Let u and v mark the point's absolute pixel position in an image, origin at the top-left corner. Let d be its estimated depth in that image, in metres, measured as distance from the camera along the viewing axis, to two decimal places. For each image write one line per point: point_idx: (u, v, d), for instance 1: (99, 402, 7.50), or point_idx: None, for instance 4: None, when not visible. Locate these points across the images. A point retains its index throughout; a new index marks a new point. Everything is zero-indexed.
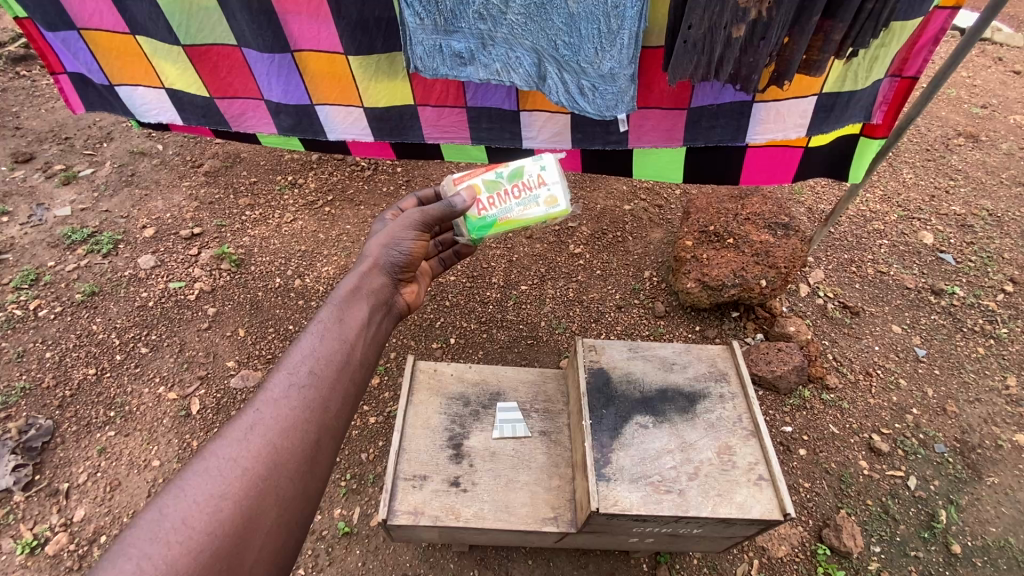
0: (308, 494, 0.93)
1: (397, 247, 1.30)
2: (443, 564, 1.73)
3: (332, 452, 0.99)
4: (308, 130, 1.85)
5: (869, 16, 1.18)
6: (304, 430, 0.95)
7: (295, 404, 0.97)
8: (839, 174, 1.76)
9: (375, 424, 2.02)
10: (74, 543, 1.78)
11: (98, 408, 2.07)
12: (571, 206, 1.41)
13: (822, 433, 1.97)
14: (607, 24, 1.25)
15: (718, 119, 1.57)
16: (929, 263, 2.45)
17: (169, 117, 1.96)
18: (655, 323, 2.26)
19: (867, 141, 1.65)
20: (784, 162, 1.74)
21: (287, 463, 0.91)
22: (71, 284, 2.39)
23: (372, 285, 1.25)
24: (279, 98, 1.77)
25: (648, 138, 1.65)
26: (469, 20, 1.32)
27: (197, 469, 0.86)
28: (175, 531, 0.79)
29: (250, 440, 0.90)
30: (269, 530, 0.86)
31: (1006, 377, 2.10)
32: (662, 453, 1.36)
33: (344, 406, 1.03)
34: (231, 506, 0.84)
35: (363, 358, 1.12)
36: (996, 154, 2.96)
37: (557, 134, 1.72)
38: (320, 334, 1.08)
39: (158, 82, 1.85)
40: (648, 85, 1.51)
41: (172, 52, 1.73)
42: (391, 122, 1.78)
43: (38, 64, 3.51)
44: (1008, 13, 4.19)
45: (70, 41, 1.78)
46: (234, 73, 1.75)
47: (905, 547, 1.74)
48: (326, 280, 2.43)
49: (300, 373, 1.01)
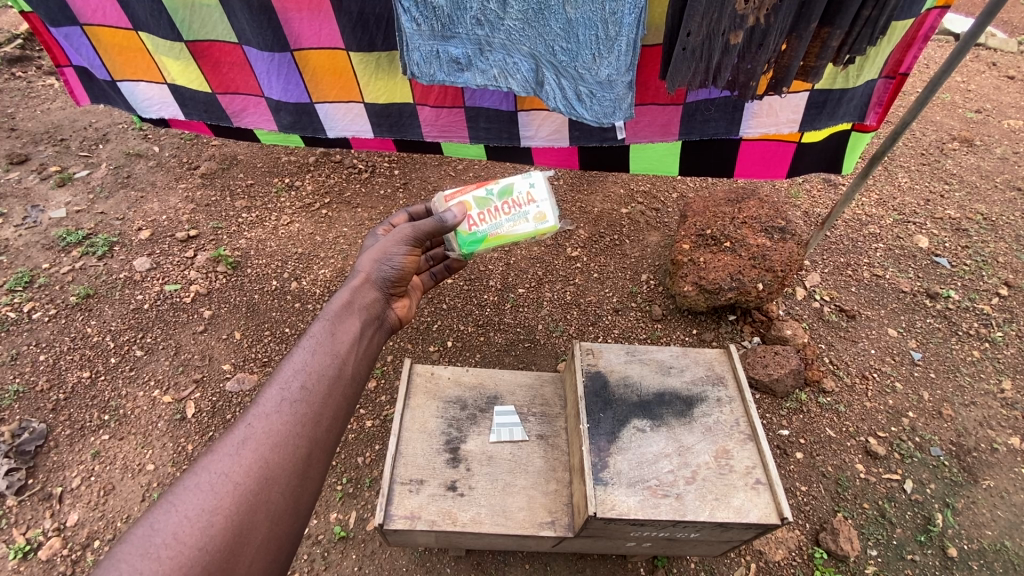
0: (299, 508, 0.92)
1: (389, 262, 1.30)
2: (440, 568, 1.72)
3: (323, 465, 0.98)
4: (308, 128, 1.85)
5: (866, 23, 1.19)
6: (295, 445, 0.95)
7: (286, 419, 0.96)
8: (831, 167, 1.76)
9: (372, 428, 2.01)
10: (67, 548, 1.76)
11: (91, 411, 2.05)
12: (559, 222, 1.44)
13: (819, 436, 1.98)
14: (605, 30, 1.26)
15: (715, 111, 1.56)
16: (924, 267, 2.46)
17: (170, 113, 1.96)
18: (652, 326, 2.26)
19: (858, 136, 1.65)
20: (777, 156, 1.74)
21: (279, 477, 0.91)
22: (66, 286, 2.38)
23: (365, 299, 1.25)
24: (279, 96, 1.77)
25: (644, 133, 1.65)
26: (466, 25, 1.33)
27: (189, 484, 0.86)
28: (166, 546, 0.79)
29: (242, 455, 0.90)
30: (261, 545, 0.86)
31: (1002, 380, 2.10)
32: (660, 457, 1.36)
33: (336, 420, 1.02)
34: (222, 521, 0.84)
35: (356, 372, 1.11)
36: (991, 158, 2.97)
37: (554, 131, 1.72)
38: (311, 348, 1.08)
39: (160, 77, 1.84)
40: (645, 82, 1.51)
41: (173, 48, 1.72)
42: (392, 118, 1.77)
43: (34, 65, 3.50)
44: (1002, 19, 4.22)
45: (72, 37, 1.78)
46: (235, 69, 1.75)
47: (902, 551, 1.74)
48: (323, 282, 2.43)
49: (293, 388, 1.00)
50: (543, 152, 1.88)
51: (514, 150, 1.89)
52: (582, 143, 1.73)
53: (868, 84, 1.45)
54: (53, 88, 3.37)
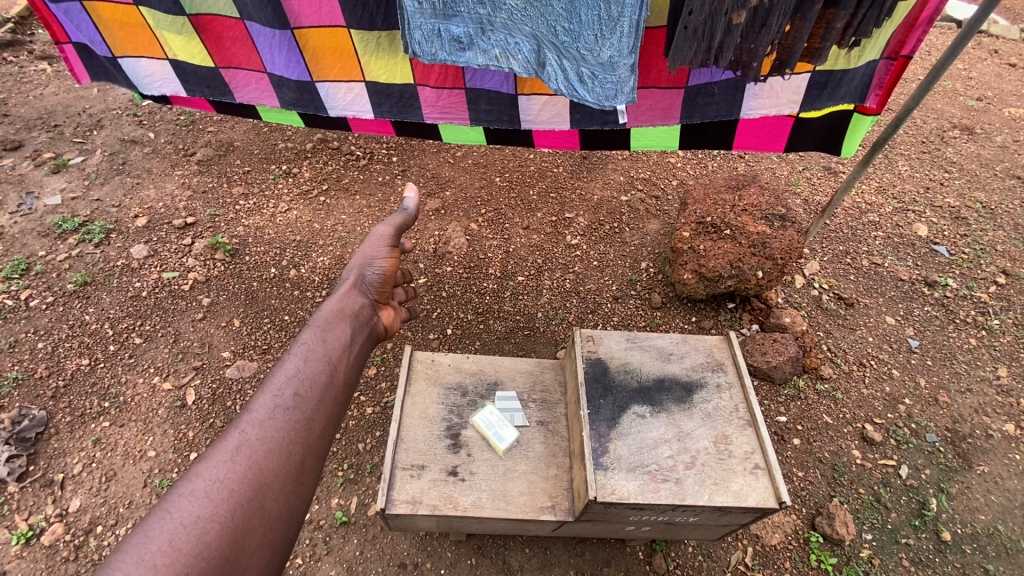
0: (294, 513, 0.95)
1: (371, 267, 1.44)
2: (440, 553, 1.74)
3: (317, 471, 1.02)
4: (309, 105, 1.83)
5: (873, 5, 1.18)
6: (289, 450, 0.99)
7: (281, 424, 1.01)
8: (831, 148, 1.72)
9: (372, 415, 2.02)
10: (69, 533, 1.77)
11: (91, 398, 2.05)
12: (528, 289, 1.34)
13: (815, 423, 1.99)
14: (607, 10, 1.24)
15: (716, 93, 1.55)
16: (923, 255, 2.47)
17: (172, 90, 1.93)
18: (652, 314, 2.26)
19: (858, 118, 1.60)
20: (776, 129, 1.70)
21: (273, 483, 0.94)
22: (63, 274, 2.36)
23: (354, 303, 1.37)
24: (281, 72, 1.75)
25: (645, 117, 1.64)
26: (468, 3, 1.31)
27: (183, 492, 0.89)
28: (162, 553, 0.81)
29: (237, 461, 0.94)
30: (255, 550, 0.88)
31: (997, 367, 2.12)
32: (659, 442, 1.36)
33: (328, 426, 1.08)
34: (218, 526, 0.86)
35: (345, 380, 1.18)
36: (991, 146, 2.97)
37: (555, 114, 1.70)
38: (304, 355, 1.15)
39: (162, 53, 1.81)
40: (647, 64, 1.49)
41: (174, 24, 1.70)
42: (394, 97, 1.75)
43: (25, 50, 3.44)
44: (1004, 6, 4.20)
45: (72, 13, 1.74)
46: (237, 44, 1.73)
47: (896, 535, 1.77)
48: (323, 271, 2.42)
49: (286, 395, 1.06)
50: (544, 135, 1.86)
51: (514, 134, 1.87)
52: (581, 125, 1.72)
53: (870, 65, 1.43)
54: (45, 73, 3.32)
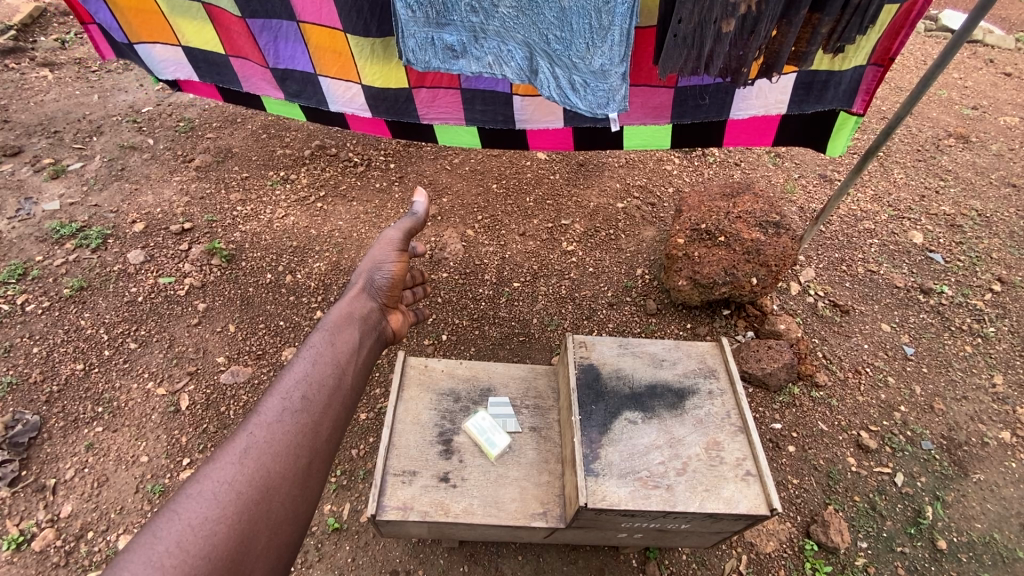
0: (300, 517, 0.95)
1: (380, 271, 1.44)
2: (432, 559, 1.74)
3: (323, 474, 1.02)
4: (312, 98, 1.84)
5: (855, 12, 1.20)
6: (296, 455, 0.99)
7: (289, 427, 1.01)
8: (818, 145, 1.68)
9: (366, 421, 2.02)
10: (60, 539, 1.76)
11: (86, 403, 2.05)
12: None
13: (810, 430, 1.99)
14: (598, 19, 1.27)
15: (706, 95, 1.57)
16: (918, 262, 2.47)
17: (186, 74, 1.96)
18: (647, 320, 2.27)
19: (844, 117, 1.57)
20: (763, 126, 1.67)
21: (279, 487, 0.94)
22: (59, 279, 2.37)
23: (362, 307, 1.38)
24: (286, 64, 1.76)
25: (637, 116, 1.64)
26: (461, 13, 1.33)
27: (191, 492, 0.89)
28: (169, 555, 0.81)
29: (244, 464, 0.94)
30: (260, 553, 0.88)
31: (993, 375, 2.12)
32: (651, 448, 1.36)
33: (335, 430, 1.08)
34: (225, 529, 0.86)
35: (354, 383, 1.18)
36: (986, 155, 2.98)
37: (548, 112, 1.72)
38: (312, 359, 1.15)
39: (176, 40, 1.84)
40: (639, 62, 1.48)
41: (191, 8, 1.74)
42: (388, 102, 1.76)
43: (27, 57, 3.46)
44: (999, 16, 4.23)
45: None
46: (243, 38, 1.75)
47: (892, 543, 1.76)
48: (318, 276, 2.43)
49: (294, 398, 1.06)
50: (539, 137, 1.86)
51: (509, 135, 1.87)
52: (578, 124, 1.72)
53: (856, 70, 1.43)
54: (46, 79, 3.34)
